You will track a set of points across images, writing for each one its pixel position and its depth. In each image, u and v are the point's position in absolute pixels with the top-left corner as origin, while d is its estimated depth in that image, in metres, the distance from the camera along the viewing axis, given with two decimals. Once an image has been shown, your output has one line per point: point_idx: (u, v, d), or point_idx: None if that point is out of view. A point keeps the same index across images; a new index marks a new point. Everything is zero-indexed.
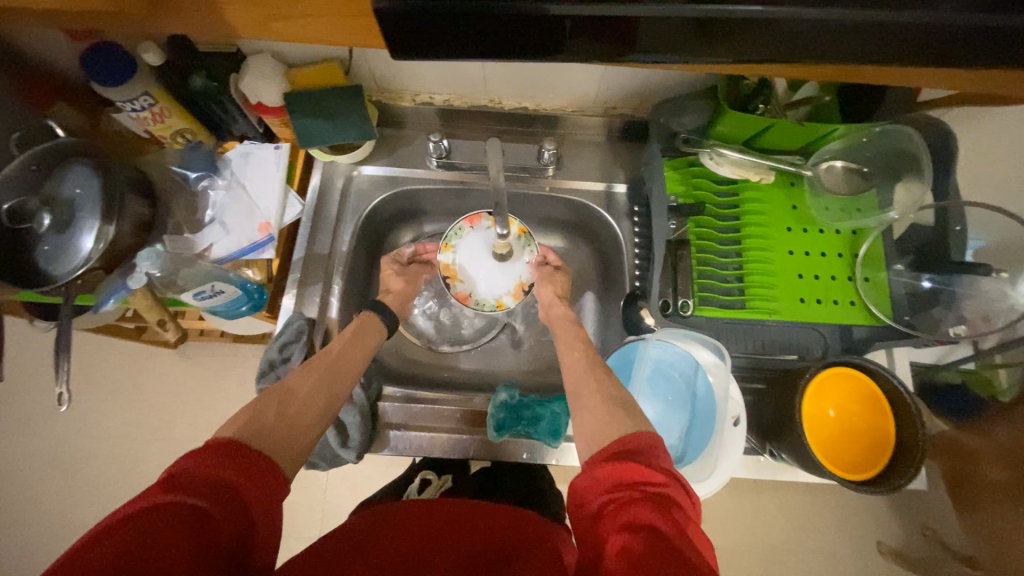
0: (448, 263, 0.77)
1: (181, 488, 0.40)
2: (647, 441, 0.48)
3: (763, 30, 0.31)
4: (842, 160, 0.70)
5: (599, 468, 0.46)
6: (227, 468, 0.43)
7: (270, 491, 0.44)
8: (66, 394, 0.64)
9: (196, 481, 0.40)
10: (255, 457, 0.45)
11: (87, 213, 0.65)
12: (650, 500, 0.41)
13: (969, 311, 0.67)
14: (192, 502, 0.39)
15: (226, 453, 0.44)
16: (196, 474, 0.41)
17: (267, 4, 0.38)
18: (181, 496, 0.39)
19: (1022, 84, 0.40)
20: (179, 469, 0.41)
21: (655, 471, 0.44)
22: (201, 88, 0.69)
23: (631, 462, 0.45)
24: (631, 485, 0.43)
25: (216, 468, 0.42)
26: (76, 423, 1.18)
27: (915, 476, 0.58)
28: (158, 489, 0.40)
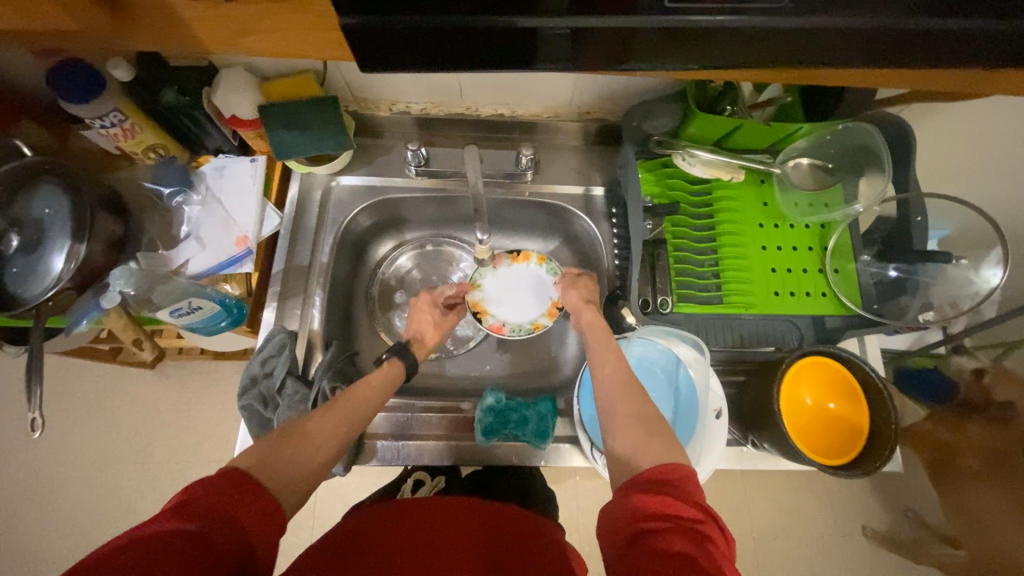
0: (478, 299, 0.81)
1: (189, 516, 0.39)
2: (679, 472, 0.46)
3: (726, 37, 0.33)
4: (807, 158, 0.73)
5: (632, 492, 0.45)
6: (234, 498, 0.42)
7: (272, 524, 0.43)
8: (40, 420, 0.62)
9: (205, 511, 0.40)
10: (261, 488, 0.44)
11: (58, 233, 0.64)
12: (688, 534, 0.41)
13: (935, 297, 0.70)
14: (196, 531, 0.38)
15: (233, 484, 0.43)
16: (204, 504, 0.40)
17: (238, 21, 0.38)
18: (187, 524, 0.39)
19: (966, 82, 0.43)
20: (191, 495, 0.40)
21: (692, 505, 0.43)
22: (172, 102, 0.68)
23: (667, 491, 0.44)
24: (666, 514, 0.42)
25: (223, 499, 0.41)
26: (50, 452, 1.13)
27: (891, 458, 0.61)
28: (168, 514, 0.39)
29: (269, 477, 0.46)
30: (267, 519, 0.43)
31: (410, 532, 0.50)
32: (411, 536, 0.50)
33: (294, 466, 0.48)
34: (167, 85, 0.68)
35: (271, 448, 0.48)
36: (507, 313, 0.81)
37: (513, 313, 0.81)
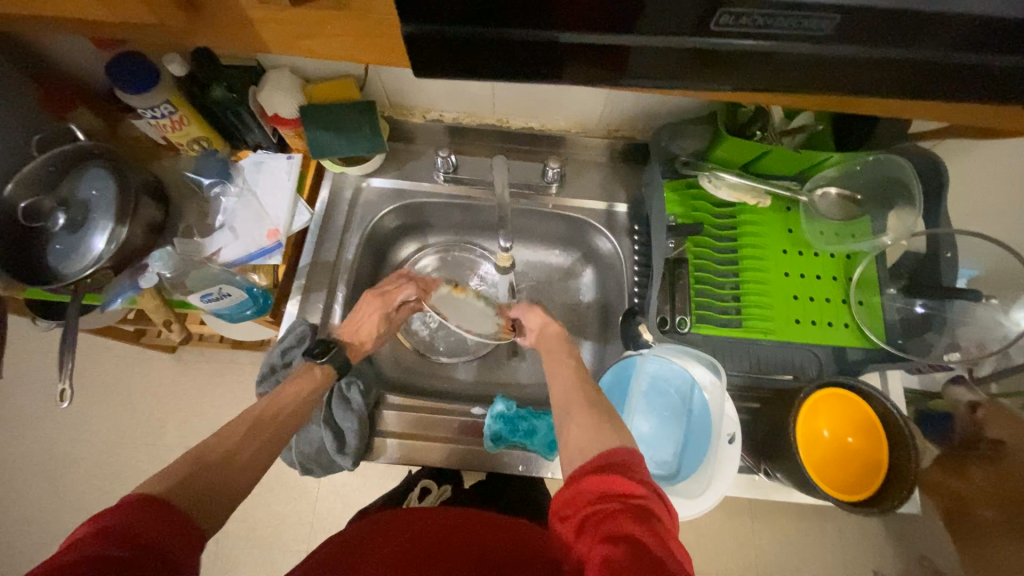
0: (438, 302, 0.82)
1: (113, 541, 0.36)
2: (627, 456, 0.47)
3: (761, 61, 0.34)
4: (836, 187, 0.72)
5: (582, 479, 0.46)
6: (158, 525, 0.39)
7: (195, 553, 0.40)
8: (69, 391, 0.64)
9: (131, 537, 0.37)
10: (183, 513, 0.41)
11: (101, 214, 0.67)
12: (632, 511, 0.41)
13: (963, 337, 0.68)
14: (122, 556, 0.35)
15: (158, 510, 0.40)
16: (129, 528, 0.37)
17: (294, 24, 0.40)
18: (109, 548, 0.35)
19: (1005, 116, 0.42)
20: (109, 522, 0.37)
21: (637, 483, 0.43)
22: (219, 98, 0.72)
23: (615, 472, 0.45)
24: (612, 495, 0.43)
25: (147, 525, 0.38)
26: (69, 426, 1.17)
27: (908, 500, 0.59)
28: (84, 541, 0.35)
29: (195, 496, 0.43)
30: (190, 542, 0.40)
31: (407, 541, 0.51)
32: (408, 545, 0.50)
33: (221, 483, 0.47)
34: (217, 81, 0.71)
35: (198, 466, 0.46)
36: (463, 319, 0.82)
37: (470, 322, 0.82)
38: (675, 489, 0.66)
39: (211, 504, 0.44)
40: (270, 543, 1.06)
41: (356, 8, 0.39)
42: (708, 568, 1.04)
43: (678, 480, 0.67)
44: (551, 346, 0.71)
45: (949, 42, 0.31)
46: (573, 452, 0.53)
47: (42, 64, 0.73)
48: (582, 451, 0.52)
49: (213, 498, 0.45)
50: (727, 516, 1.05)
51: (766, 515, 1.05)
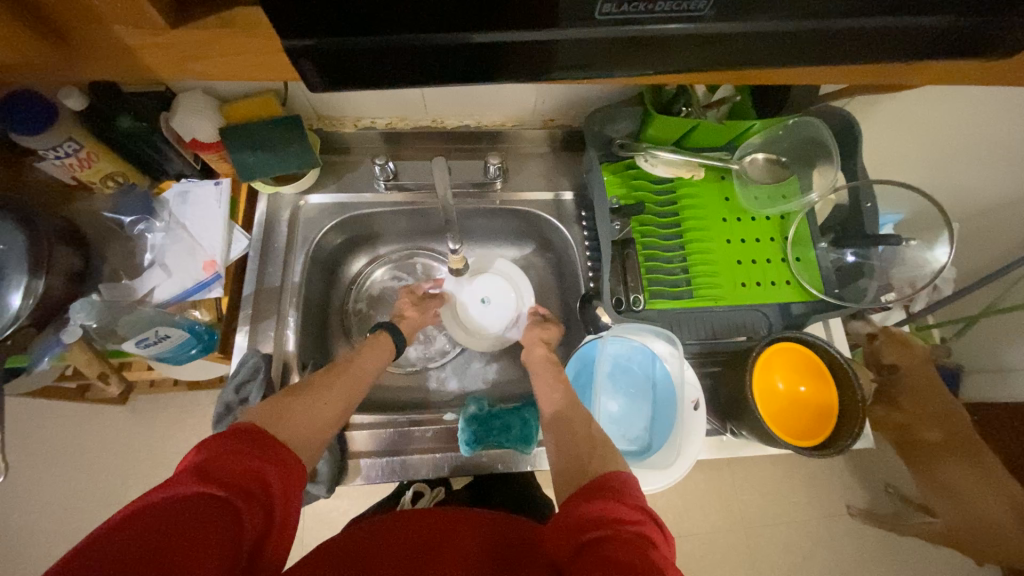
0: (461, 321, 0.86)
1: (211, 482, 0.39)
2: (621, 480, 0.47)
3: (675, 44, 0.34)
4: (763, 153, 0.76)
5: (578, 504, 0.45)
6: (254, 458, 0.43)
7: (292, 484, 0.45)
8: (3, 464, 0.59)
9: (223, 474, 0.40)
10: (277, 445, 0.46)
11: (12, 270, 0.61)
12: (630, 540, 0.41)
13: (896, 278, 0.74)
14: (218, 493, 0.39)
15: (256, 445, 0.44)
16: (223, 466, 0.41)
17: (186, 46, 0.38)
18: (211, 487, 0.39)
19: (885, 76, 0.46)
20: (208, 456, 0.41)
21: (631, 508, 0.44)
22: (130, 129, 0.67)
23: (609, 499, 0.45)
24: (607, 522, 0.43)
25: (242, 458, 0.42)
26: (17, 499, 1.08)
27: (860, 434, 0.63)
28: (184, 476, 0.39)
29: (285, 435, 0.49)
30: (283, 472, 0.44)
31: (373, 561, 0.48)
32: (375, 565, 0.48)
33: (302, 426, 0.52)
34: (123, 112, 0.66)
35: (279, 404, 0.52)
36: (485, 316, 0.85)
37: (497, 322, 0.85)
38: (650, 461, 0.68)
39: (301, 441, 0.51)
40: None
41: (254, 25, 0.37)
42: (697, 529, 1.08)
43: (653, 451, 0.69)
44: (540, 369, 0.71)
45: (835, 8, 0.32)
46: None
47: None
48: None
49: (301, 441, 0.51)
50: (709, 477, 1.10)
51: (745, 469, 1.10)
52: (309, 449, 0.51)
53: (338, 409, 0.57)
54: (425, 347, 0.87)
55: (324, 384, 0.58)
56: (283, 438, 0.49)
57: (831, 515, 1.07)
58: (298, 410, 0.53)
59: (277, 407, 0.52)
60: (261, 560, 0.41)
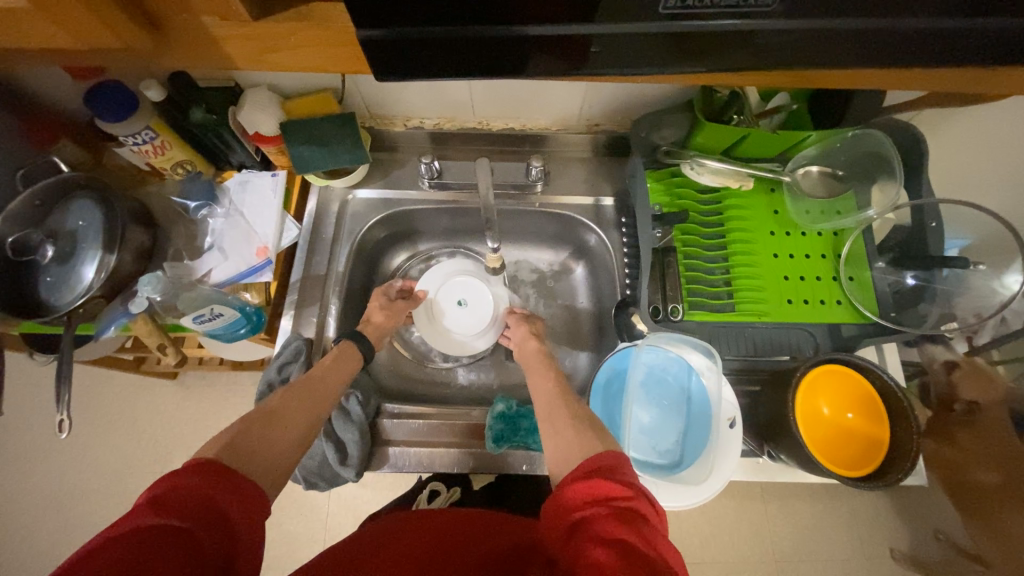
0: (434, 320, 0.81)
1: (166, 511, 0.39)
2: (613, 459, 0.46)
3: (733, 41, 0.34)
4: (817, 166, 0.73)
5: (569, 484, 0.45)
6: (214, 486, 0.43)
7: (254, 511, 0.44)
8: (68, 421, 0.64)
9: (180, 503, 0.40)
10: (238, 473, 0.45)
11: (90, 244, 0.67)
12: (617, 513, 0.40)
13: (960, 308, 0.69)
14: (176, 524, 0.38)
15: (216, 472, 0.44)
16: (183, 495, 0.40)
17: (261, 39, 0.41)
18: (166, 517, 0.38)
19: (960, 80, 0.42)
20: (163, 488, 0.41)
21: (621, 484, 0.43)
22: (200, 120, 0.72)
23: (599, 476, 0.44)
24: (598, 500, 0.42)
25: (201, 487, 0.42)
26: (75, 458, 1.17)
27: (914, 470, 0.59)
28: (139, 510, 0.39)
29: (250, 463, 0.48)
30: (246, 497, 0.44)
31: (396, 553, 0.49)
32: (399, 556, 0.49)
33: (265, 452, 0.50)
34: (196, 104, 0.71)
35: None
36: (460, 320, 0.81)
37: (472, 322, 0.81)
38: (680, 476, 0.66)
39: (264, 467, 0.49)
40: (282, 564, 1.05)
41: (317, 18, 0.39)
42: (723, 556, 1.04)
43: (682, 467, 0.67)
44: (529, 363, 0.71)
45: (908, 4, 0.31)
46: (576, 445, 0.53)
47: (24, 100, 0.73)
48: (579, 447, 0.52)
49: (263, 468, 0.49)
50: (739, 503, 1.05)
51: (778, 498, 1.05)
52: (275, 476, 0.50)
53: (302, 428, 0.56)
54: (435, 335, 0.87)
55: (284, 403, 0.56)
56: (253, 463, 0.48)
57: (873, 556, 1.00)
58: (267, 431, 0.52)
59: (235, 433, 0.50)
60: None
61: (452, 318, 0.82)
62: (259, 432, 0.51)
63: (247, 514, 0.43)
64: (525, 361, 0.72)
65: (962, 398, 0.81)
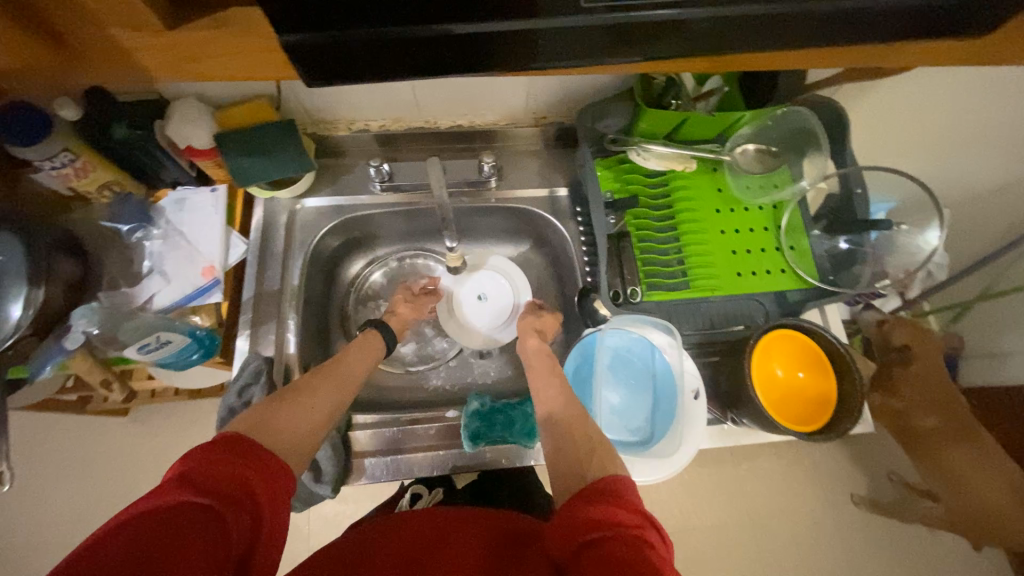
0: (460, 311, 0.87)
1: (195, 488, 0.39)
2: (619, 487, 0.47)
3: (663, 28, 0.35)
4: (753, 143, 0.76)
5: (575, 506, 0.46)
6: (236, 465, 0.42)
7: (278, 490, 0.44)
8: (8, 474, 0.59)
9: (208, 481, 0.40)
10: (262, 451, 0.45)
11: (12, 279, 0.61)
12: (628, 541, 0.41)
13: (891, 265, 0.75)
14: (201, 501, 0.38)
15: (240, 453, 0.43)
16: (207, 474, 0.40)
17: (184, 48, 0.39)
18: (193, 493, 0.38)
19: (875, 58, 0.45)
20: (191, 464, 0.41)
21: (630, 513, 0.44)
22: (124, 137, 0.67)
23: (602, 501, 0.45)
24: (606, 523, 0.43)
25: (225, 467, 0.41)
26: (21, 514, 1.07)
27: (860, 416, 0.64)
28: (168, 485, 0.39)
29: (269, 442, 0.48)
30: (270, 476, 0.44)
31: (381, 560, 0.49)
32: (385, 563, 0.49)
33: None
34: (118, 121, 0.66)
35: (263, 412, 0.51)
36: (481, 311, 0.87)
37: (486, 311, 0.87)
38: (652, 451, 0.69)
39: (285, 447, 0.49)
40: None
41: (245, 24, 0.37)
42: (701, 521, 1.09)
43: (654, 442, 0.70)
44: (529, 355, 0.72)
45: None
46: None
47: None
48: None
49: (287, 446, 0.49)
50: (712, 469, 1.10)
51: (748, 461, 1.11)
52: (298, 454, 0.50)
53: None
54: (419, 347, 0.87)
55: (315, 383, 0.57)
56: (275, 440, 0.48)
57: (836, 502, 1.07)
58: (288, 410, 0.52)
59: (265, 411, 0.51)
60: (258, 553, 0.41)
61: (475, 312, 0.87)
62: (289, 412, 0.52)
63: (271, 491, 0.43)
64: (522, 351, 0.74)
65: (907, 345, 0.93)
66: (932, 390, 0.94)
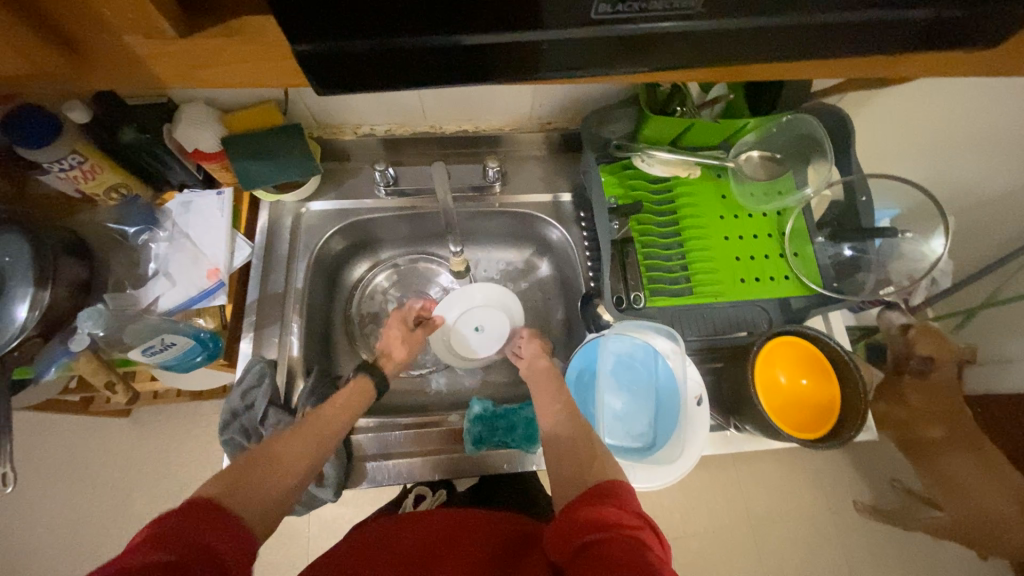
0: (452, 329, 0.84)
1: (167, 548, 0.38)
2: (615, 488, 0.48)
3: (665, 39, 0.35)
4: (757, 150, 0.76)
5: (575, 508, 0.46)
6: (208, 527, 0.41)
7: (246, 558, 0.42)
8: (12, 474, 0.59)
9: (181, 542, 0.39)
10: (234, 518, 0.43)
11: (19, 281, 0.61)
12: (624, 540, 0.41)
13: (895, 272, 0.75)
14: (167, 560, 0.37)
15: (212, 515, 0.42)
16: (178, 533, 0.39)
17: (194, 56, 0.39)
18: (165, 552, 0.37)
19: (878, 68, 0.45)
20: (164, 525, 0.39)
21: (628, 515, 0.44)
22: (133, 141, 0.68)
23: (603, 503, 0.45)
24: (602, 526, 0.43)
25: (197, 529, 0.40)
26: (23, 513, 1.08)
27: (863, 427, 0.64)
28: (139, 545, 0.37)
29: (240, 503, 0.46)
30: (239, 543, 0.42)
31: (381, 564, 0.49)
32: (387, 565, 0.49)
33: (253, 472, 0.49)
34: (126, 125, 0.68)
35: None
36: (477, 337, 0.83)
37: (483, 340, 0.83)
38: (655, 457, 0.69)
39: (257, 504, 0.47)
40: None
41: (251, 34, 0.38)
42: (702, 528, 1.08)
43: (656, 448, 0.70)
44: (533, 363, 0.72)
45: (818, 2, 0.33)
46: None
47: None
48: None
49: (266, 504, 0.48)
50: (714, 475, 1.10)
51: (750, 467, 1.11)
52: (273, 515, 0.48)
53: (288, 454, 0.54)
54: (419, 350, 0.87)
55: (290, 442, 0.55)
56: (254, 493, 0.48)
57: (839, 510, 1.07)
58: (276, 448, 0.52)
59: (239, 473, 0.49)
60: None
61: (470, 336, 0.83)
62: (262, 471, 0.51)
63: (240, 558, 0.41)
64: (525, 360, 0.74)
65: (915, 356, 0.91)
66: (936, 398, 0.94)
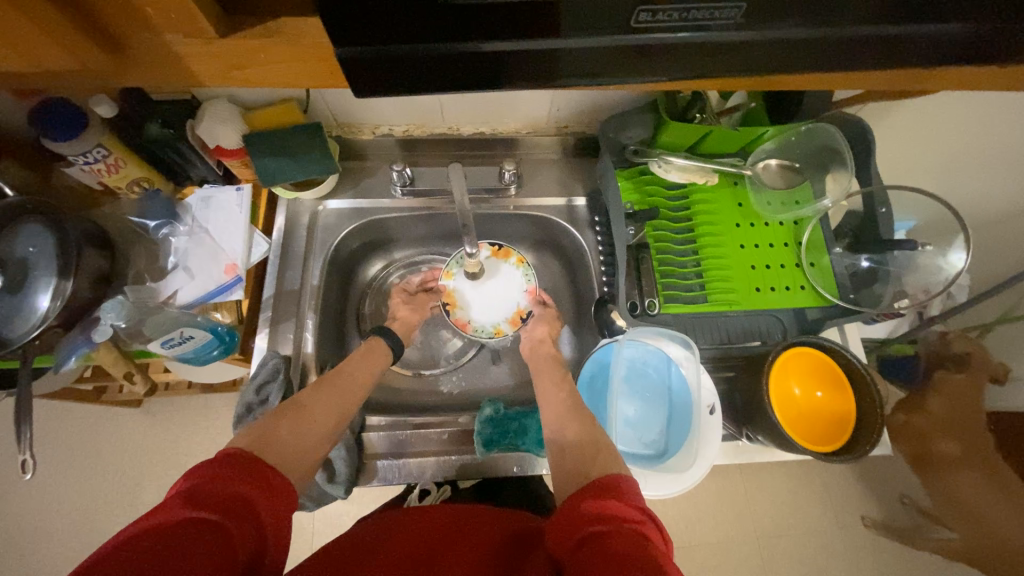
0: (449, 290, 0.82)
1: (198, 503, 0.39)
2: (620, 482, 0.47)
3: (694, 51, 0.35)
4: (775, 159, 0.76)
5: (580, 499, 0.45)
6: (244, 482, 0.42)
7: (281, 507, 0.44)
8: (31, 461, 0.60)
9: (211, 497, 0.40)
10: (266, 468, 0.45)
11: (43, 272, 0.63)
12: (628, 535, 0.41)
13: (910, 285, 0.74)
14: (204, 515, 0.38)
15: (241, 468, 0.43)
16: (211, 488, 0.40)
17: (227, 55, 0.40)
18: (198, 510, 0.38)
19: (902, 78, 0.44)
20: (193, 483, 0.40)
21: (633, 509, 0.44)
22: (156, 135, 0.69)
23: (609, 497, 0.45)
24: (607, 519, 0.43)
25: (230, 484, 0.42)
26: (35, 500, 1.09)
27: (880, 442, 0.63)
28: (172, 503, 0.39)
29: (274, 455, 0.48)
30: (274, 493, 0.44)
31: (389, 560, 0.48)
32: (396, 562, 0.48)
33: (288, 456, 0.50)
34: (151, 119, 0.69)
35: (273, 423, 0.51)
36: (484, 298, 0.82)
37: (481, 307, 0.82)
38: (666, 465, 0.68)
39: (289, 462, 0.49)
40: None
41: (286, 34, 0.38)
42: (707, 538, 1.07)
43: (667, 456, 0.70)
44: (544, 367, 0.72)
45: (851, 15, 0.33)
46: None
47: None
48: None
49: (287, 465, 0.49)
50: (720, 484, 1.09)
51: (757, 478, 1.10)
52: (299, 468, 0.50)
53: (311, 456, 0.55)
54: (432, 351, 0.88)
55: (316, 399, 0.57)
56: (274, 453, 0.48)
57: (848, 526, 1.06)
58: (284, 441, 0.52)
59: (268, 427, 0.51)
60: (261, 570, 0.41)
61: (481, 295, 0.82)
62: (291, 425, 0.52)
63: (275, 508, 0.43)
64: (534, 364, 0.74)
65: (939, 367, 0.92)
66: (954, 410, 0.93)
